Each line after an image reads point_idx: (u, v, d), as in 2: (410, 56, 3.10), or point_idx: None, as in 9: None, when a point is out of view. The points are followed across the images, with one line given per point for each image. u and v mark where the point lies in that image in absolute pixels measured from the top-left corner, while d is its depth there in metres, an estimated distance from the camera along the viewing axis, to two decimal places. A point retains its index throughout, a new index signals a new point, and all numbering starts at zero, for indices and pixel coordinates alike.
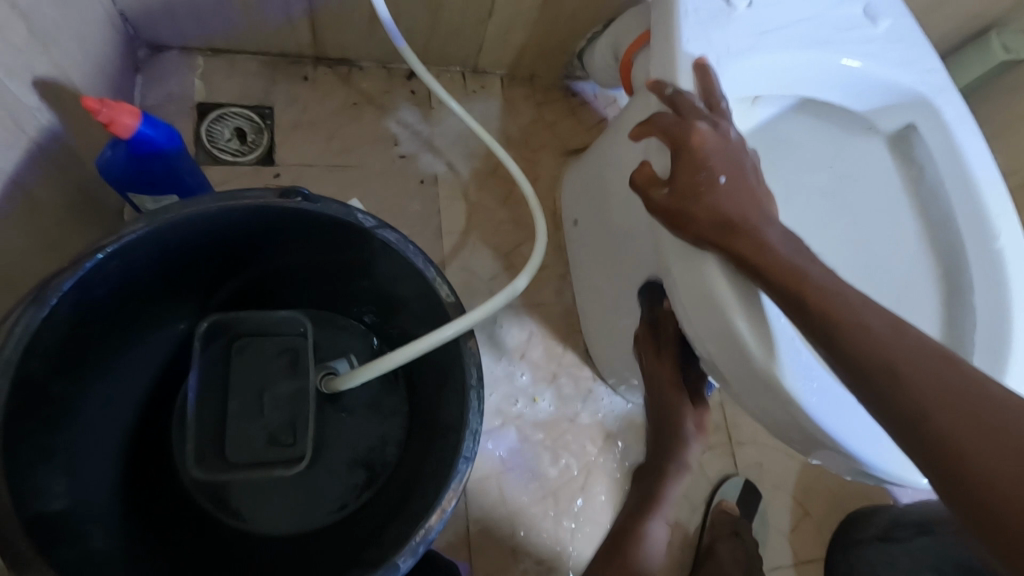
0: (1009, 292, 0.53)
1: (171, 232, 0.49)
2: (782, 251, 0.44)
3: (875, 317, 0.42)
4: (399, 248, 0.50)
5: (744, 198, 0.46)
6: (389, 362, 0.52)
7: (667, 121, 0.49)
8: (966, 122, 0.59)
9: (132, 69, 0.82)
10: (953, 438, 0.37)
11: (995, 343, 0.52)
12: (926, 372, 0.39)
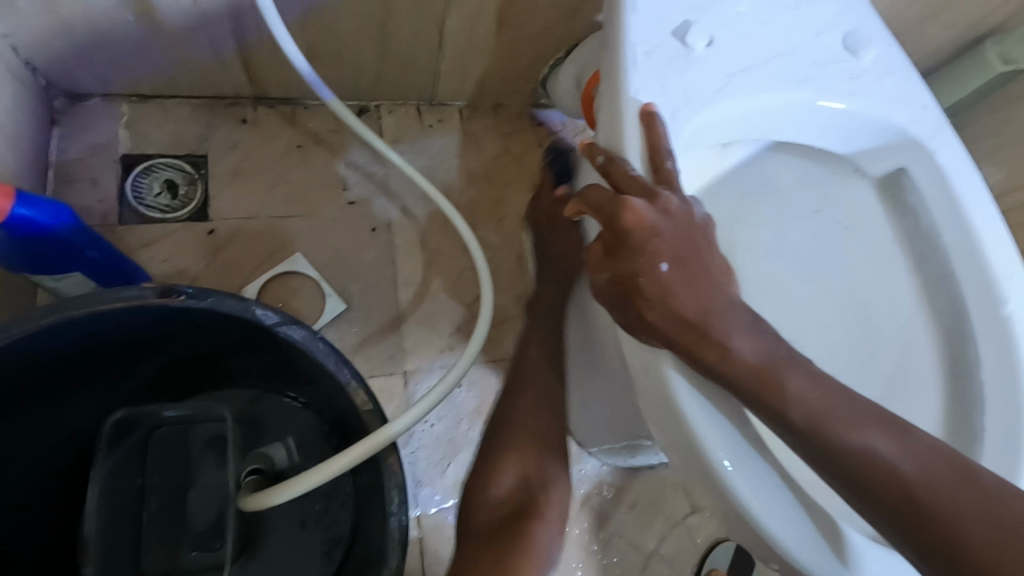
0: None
1: (34, 342, 0.41)
2: (751, 354, 0.38)
3: (875, 425, 0.38)
4: (307, 347, 0.43)
5: (698, 284, 0.39)
6: (308, 479, 0.45)
7: (599, 197, 0.41)
8: (966, 167, 0.52)
9: (47, 122, 0.75)
10: (987, 568, 0.33)
11: (1009, 429, 0.45)
12: (941, 485, 0.35)
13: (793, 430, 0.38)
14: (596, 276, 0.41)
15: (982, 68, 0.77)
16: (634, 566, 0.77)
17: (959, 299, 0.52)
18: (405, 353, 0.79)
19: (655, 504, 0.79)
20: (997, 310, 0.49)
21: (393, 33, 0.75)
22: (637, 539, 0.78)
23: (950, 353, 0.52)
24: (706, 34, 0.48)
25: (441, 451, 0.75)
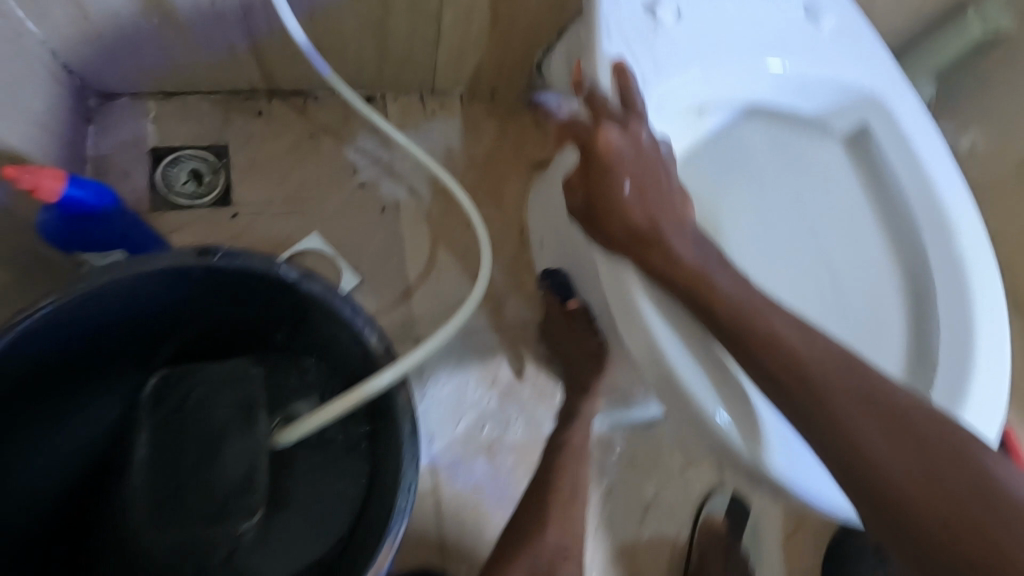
0: (977, 308, 0.52)
1: (87, 301, 0.47)
2: (689, 259, 0.47)
3: (786, 326, 0.45)
4: (325, 298, 0.49)
5: (654, 204, 0.48)
6: (324, 416, 0.50)
7: (580, 124, 0.49)
8: (917, 115, 0.58)
9: (83, 120, 0.82)
10: (863, 437, 0.41)
11: (957, 345, 0.51)
12: (833, 375, 0.43)
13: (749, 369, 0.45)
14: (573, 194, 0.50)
15: (965, 31, 0.85)
16: (635, 513, 0.82)
17: (921, 244, 0.57)
18: (415, 322, 0.85)
19: (654, 457, 0.85)
20: (953, 251, 0.54)
21: (392, 26, 0.80)
22: (637, 489, 0.83)
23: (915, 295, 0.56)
24: (673, 8, 0.53)
25: (451, 411, 0.81)
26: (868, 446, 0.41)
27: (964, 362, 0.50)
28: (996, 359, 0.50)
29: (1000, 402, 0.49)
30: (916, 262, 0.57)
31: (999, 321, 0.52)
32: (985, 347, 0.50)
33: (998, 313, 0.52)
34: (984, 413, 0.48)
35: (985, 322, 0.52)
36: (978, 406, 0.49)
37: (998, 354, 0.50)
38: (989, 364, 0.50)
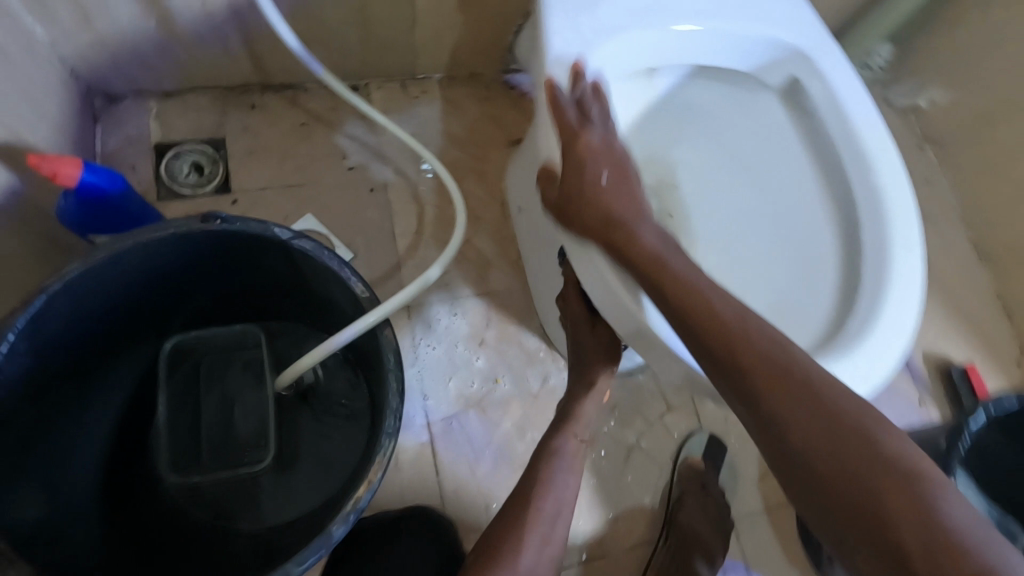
0: (893, 269, 0.55)
1: (110, 268, 0.53)
2: (650, 243, 0.51)
3: (724, 304, 0.48)
4: (315, 254, 0.56)
5: (626, 196, 0.54)
6: (314, 356, 0.57)
7: (564, 119, 0.55)
8: (846, 71, 0.62)
9: (91, 119, 0.89)
10: (781, 410, 0.44)
11: (876, 274, 0.55)
12: (760, 352, 0.45)
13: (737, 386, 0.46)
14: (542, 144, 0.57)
15: None
16: (618, 457, 0.89)
17: (851, 194, 0.60)
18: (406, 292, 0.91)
19: (635, 406, 0.91)
20: (876, 196, 0.58)
21: (370, 16, 0.86)
22: (620, 435, 0.89)
23: (847, 241, 0.60)
24: None
25: (443, 370, 0.87)
26: (784, 420, 0.43)
27: (859, 329, 0.53)
28: (898, 326, 0.53)
29: (884, 369, 0.51)
30: (849, 214, 0.61)
31: (914, 284, 0.54)
32: (893, 304, 0.53)
33: (908, 286, 0.54)
34: (861, 373, 0.50)
35: (899, 280, 0.54)
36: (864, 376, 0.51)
37: (903, 322, 0.53)
38: (884, 336, 0.52)
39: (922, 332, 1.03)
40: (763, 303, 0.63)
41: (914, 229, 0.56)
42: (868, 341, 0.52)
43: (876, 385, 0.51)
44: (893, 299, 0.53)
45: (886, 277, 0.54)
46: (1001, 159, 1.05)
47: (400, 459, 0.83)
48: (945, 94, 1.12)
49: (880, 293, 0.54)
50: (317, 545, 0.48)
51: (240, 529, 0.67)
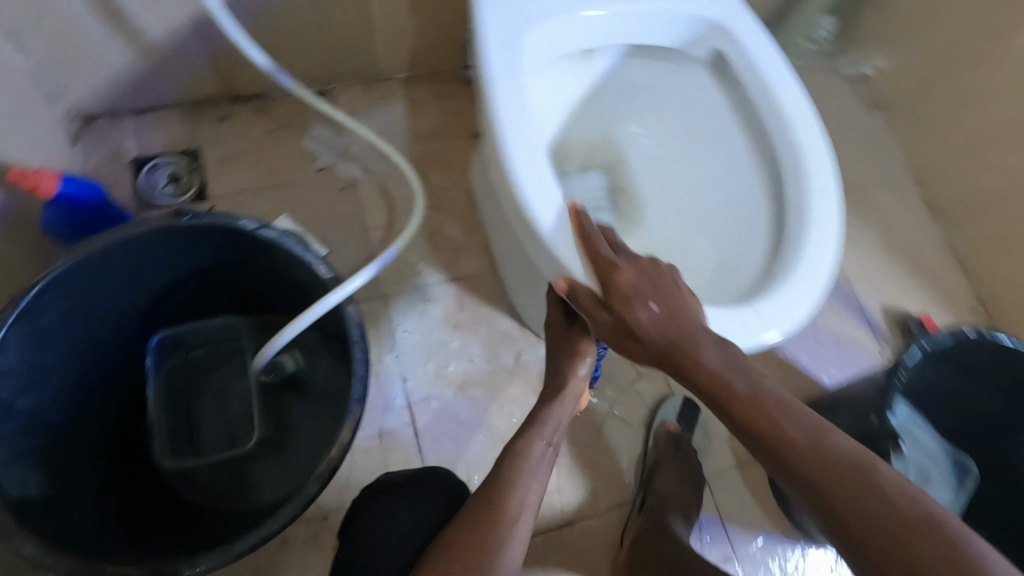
0: (809, 223, 0.59)
1: (92, 265, 0.57)
2: (710, 359, 0.48)
3: (723, 363, 0.48)
4: (280, 241, 0.60)
5: (675, 321, 0.50)
6: (286, 335, 0.62)
7: (601, 254, 0.53)
8: (763, 40, 0.66)
9: (71, 140, 0.93)
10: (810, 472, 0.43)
11: (797, 220, 0.60)
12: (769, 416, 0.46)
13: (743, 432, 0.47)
14: (486, 127, 0.63)
15: None
16: (593, 425, 0.93)
17: (775, 155, 0.65)
18: (380, 282, 0.95)
19: (606, 374, 0.95)
20: (794, 156, 0.62)
21: (329, 23, 0.90)
22: (594, 403, 0.94)
23: (775, 200, 0.65)
24: None
25: (419, 352, 0.92)
26: (817, 479, 0.43)
27: (775, 283, 0.57)
28: (811, 278, 0.57)
29: (796, 318, 0.55)
30: (776, 170, 0.66)
31: (831, 237, 0.59)
32: (809, 256, 0.58)
33: (825, 240, 0.58)
34: (778, 317, 0.55)
35: (816, 234, 0.59)
36: (773, 328, 0.54)
37: (818, 274, 0.57)
38: (796, 288, 0.56)
39: (878, 287, 1.08)
40: (709, 261, 0.69)
41: (830, 176, 0.61)
42: (780, 293, 0.56)
43: (787, 333, 0.55)
44: (810, 250, 0.58)
45: (804, 231, 0.59)
46: (945, 118, 1.10)
47: (383, 439, 0.88)
48: (889, 60, 1.17)
49: (799, 245, 0.58)
50: (296, 502, 0.52)
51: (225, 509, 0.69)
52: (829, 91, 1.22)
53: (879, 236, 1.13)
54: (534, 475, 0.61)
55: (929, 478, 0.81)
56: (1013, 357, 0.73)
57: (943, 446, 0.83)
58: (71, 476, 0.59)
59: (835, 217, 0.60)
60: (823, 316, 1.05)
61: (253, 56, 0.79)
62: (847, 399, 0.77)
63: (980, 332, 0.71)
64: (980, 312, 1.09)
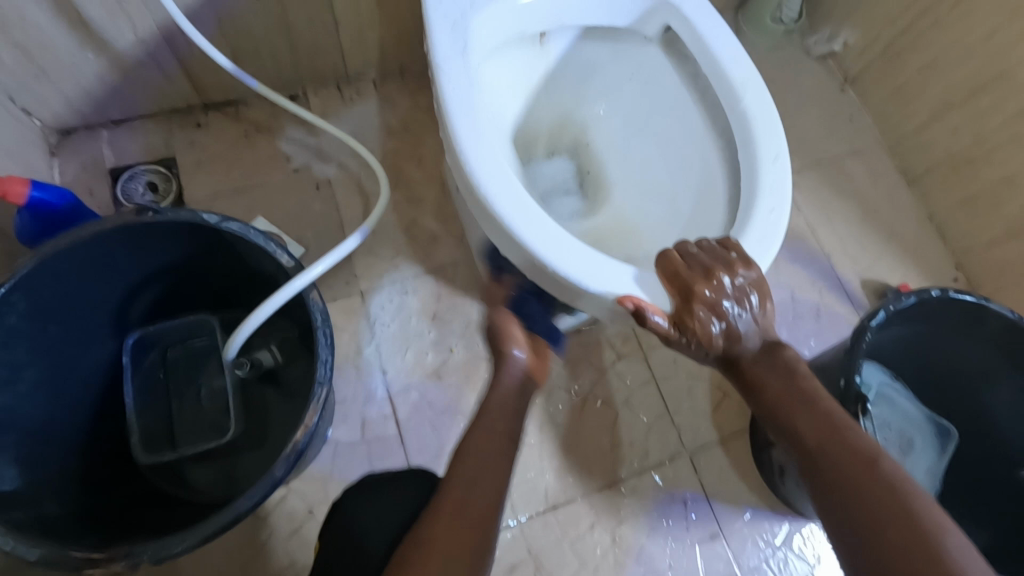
0: (759, 187, 0.60)
1: (59, 263, 0.59)
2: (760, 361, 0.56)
3: (773, 372, 0.56)
4: (242, 233, 0.61)
5: (743, 337, 0.55)
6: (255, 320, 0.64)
7: (692, 274, 0.54)
8: (709, 14, 0.67)
9: (48, 153, 0.95)
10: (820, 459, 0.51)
11: (749, 184, 0.61)
12: (800, 412, 0.53)
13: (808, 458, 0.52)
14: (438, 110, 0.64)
15: None
16: (574, 408, 0.93)
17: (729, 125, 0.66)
18: (358, 277, 0.96)
19: (585, 357, 0.96)
20: (743, 123, 0.63)
21: (293, 25, 0.92)
22: (574, 387, 0.94)
23: (730, 169, 0.66)
24: None
25: (398, 344, 0.93)
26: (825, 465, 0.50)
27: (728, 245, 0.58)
28: (761, 240, 0.57)
29: None
30: (729, 139, 0.67)
31: (781, 200, 0.59)
32: (760, 219, 0.58)
33: (776, 202, 0.59)
34: None
35: (765, 197, 0.59)
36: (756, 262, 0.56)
37: (772, 234, 0.58)
38: (753, 247, 0.57)
39: (855, 259, 1.09)
40: (671, 231, 0.70)
41: (780, 140, 0.62)
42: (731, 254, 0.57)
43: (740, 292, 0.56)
44: (760, 213, 0.59)
45: (754, 195, 0.60)
46: (912, 88, 1.10)
47: (365, 430, 0.88)
48: (855, 34, 1.18)
49: (749, 209, 0.59)
50: (261, 483, 0.54)
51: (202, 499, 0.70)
52: (798, 70, 1.22)
53: (854, 210, 1.13)
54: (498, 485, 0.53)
55: (910, 443, 0.81)
56: (980, 313, 0.74)
57: (923, 411, 0.84)
58: (45, 471, 0.61)
59: (785, 182, 0.60)
60: (802, 290, 1.06)
61: (217, 58, 0.81)
62: (820, 367, 0.77)
63: (943, 291, 0.73)
64: (959, 276, 1.11)
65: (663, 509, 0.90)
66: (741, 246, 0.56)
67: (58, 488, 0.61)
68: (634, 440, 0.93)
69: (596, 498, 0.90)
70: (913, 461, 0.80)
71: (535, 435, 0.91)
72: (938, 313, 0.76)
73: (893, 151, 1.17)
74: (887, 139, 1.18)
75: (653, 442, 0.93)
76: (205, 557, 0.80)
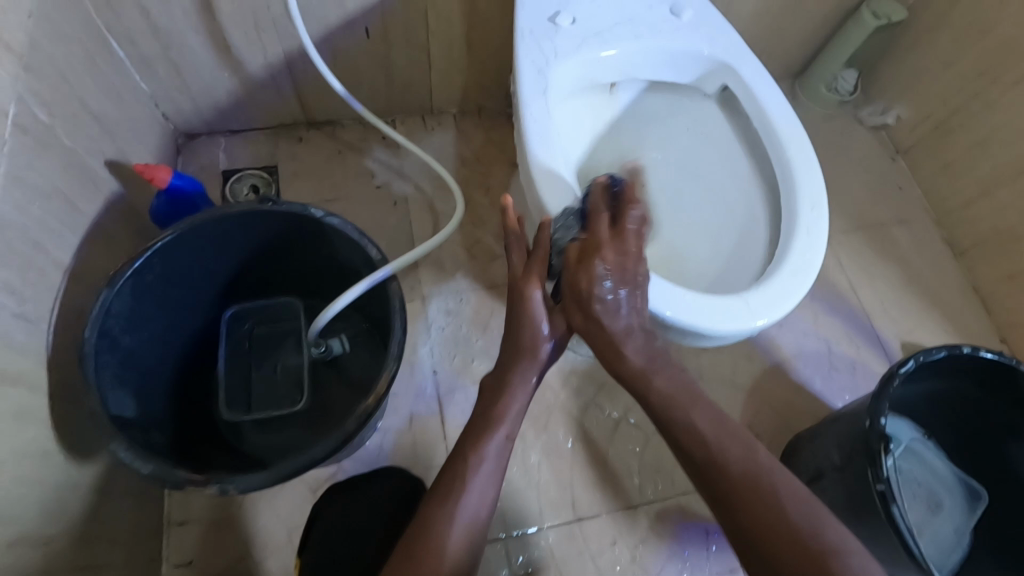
0: (797, 229, 0.67)
1: (190, 236, 0.70)
2: (670, 389, 0.58)
3: (702, 413, 0.57)
4: (341, 227, 0.72)
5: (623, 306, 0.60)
6: (339, 305, 0.73)
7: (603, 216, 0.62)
8: (764, 80, 0.76)
9: (175, 153, 1.11)
10: (730, 500, 0.52)
11: (790, 226, 0.68)
12: (713, 453, 0.54)
13: (717, 501, 0.53)
14: (517, 141, 0.74)
15: (861, 23, 1.12)
16: (606, 428, 0.98)
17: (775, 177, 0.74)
18: (421, 285, 1.06)
19: (621, 382, 1.02)
20: (787, 173, 0.71)
21: (394, 62, 1.06)
22: (609, 409, 1.00)
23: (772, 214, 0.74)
24: (570, 16, 0.75)
25: (448, 348, 1.01)
26: (740, 507, 0.52)
27: (765, 277, 0.65)
28: (794, 277, 0.64)
29: (781, 308, 0.63)
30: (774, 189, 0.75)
31: (816, 243, 0.66)
32: (795, 259, 0.65)
33: (812, 243, 0.66)
34: (768, 305, 0.63)
35: (802, 240, 0.66)
36: (788, 297, 0.63)
37: (804, 272, 0.65)
38: (785, 281, 0.64)
39: (896, 320, 1.12)
40: (712, 265, 0.78)
41: (820, 190, 0.69)
42: (766, 286, 0.64)
43: (773, 320, 0.63)
44: (796, 253, 0.66)
45: (791, 238, 0.67)
46: (961, 162, 1.15)
47: (411, 424, 0.96)
48: (909, 109, 1.24)
49: (785, 249, 0.66)
50: (333, 437, 0.62)
51: (264, 456, 0.79)
52: (850, 139, 1.29)
53: (897, 274, 1.16)
54: (493, 457, 0.56)
55: (939, 503, 0.83)
56: (1012, 373, 0.78)
57: (955, 471, 0.85)
58: (148, 408, 0.71)
59: (821, 228, 0.67)
60: (840, 344, 1.09)
61: (330, 83, 0.95)
62: (848, 411, 0.81)
63: (974, 348, 0.77)
64: (1004, 347, 1.12)
65: (685, 538, 0.93)
66: (774, 286, 0.64)
67: (157, 424, 0.72)
68: (662, 466, 0.97)
69: (621, 517, 0.94)
70: (938, 522, 0.82)
71: (568, 449, 0.97)
72: (967, 369, 0.80)
73: (942, 221, 1.21)
74: (936, 210, 1.22)
75: (680, 470, 0.97)
76: (259, 518, 0.88)
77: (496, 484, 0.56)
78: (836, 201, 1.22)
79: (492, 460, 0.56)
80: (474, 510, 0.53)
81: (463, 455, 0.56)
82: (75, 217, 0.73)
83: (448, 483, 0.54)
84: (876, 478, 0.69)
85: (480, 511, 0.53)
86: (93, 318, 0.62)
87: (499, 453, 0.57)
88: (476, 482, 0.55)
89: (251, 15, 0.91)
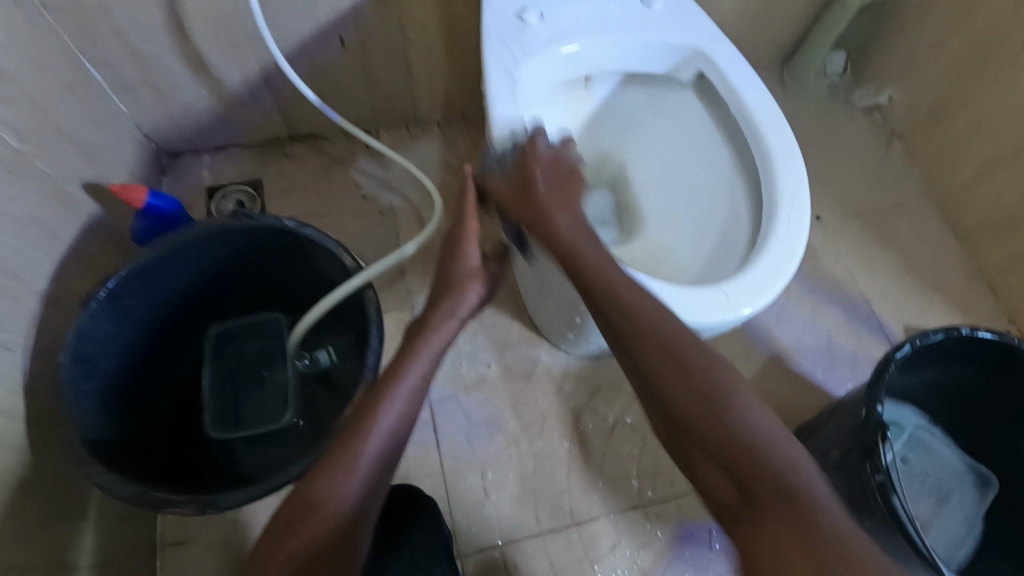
0: (776, 217, 0.65)
1: (163, 256, 0.70)
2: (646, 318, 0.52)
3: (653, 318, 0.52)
4: (316, 238, 0.71)
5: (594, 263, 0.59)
6: (318, 311, 0.72)
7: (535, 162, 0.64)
8: (740, 66, 0.74)
9: (160, 173, 1.11)
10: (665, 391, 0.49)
11: (770, 212, 0.66)
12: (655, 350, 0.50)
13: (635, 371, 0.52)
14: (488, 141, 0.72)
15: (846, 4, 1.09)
16: (603, 432, 0.96)
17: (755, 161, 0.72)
18: (410, 293, 1.05)
19: (617, 383, 1.00)
20: (766, 157, 0.69)
21: (372, 72, 1.05)
22: (604, 412, 0.98)
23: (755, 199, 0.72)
24: (538, 12, 0.73)
25: None
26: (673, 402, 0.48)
27: (746, 266, 0.63)
28: (775, 266, 0.62)
29: (762, 297, 0.61)
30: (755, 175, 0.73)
31: (797, 230, 0.64)
32: (776, 247, 0.63)
33: (793, 230, 0.64)
34: (750, 295, 0.61)
35: (782, 228, 0.64)
36: (770, 286, 0.61)
37: (786, 259, 0.63)
38: (764, 270, 0.62)
39: (898, 308, 1.09)
40: (697, 257, 0.76)
41: (800, 174, 0.68)
42: (747, 276, 0.62)
43: (754, 309, 0.61)
44: (776, 240, 0.64)
45: (772, 227, 0.65)
46: (957, 145, 1.12)
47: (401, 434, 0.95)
48: (902, 92, 1.21)
49: (766, 238, 0.64)
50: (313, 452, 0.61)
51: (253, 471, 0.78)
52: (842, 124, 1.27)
53: (897, 261, 1.13)
54: (397, 402, 0.51)
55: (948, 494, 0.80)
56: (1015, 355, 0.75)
57: (965, 461, 0.82)
58: (129, 432, 0.71)
59: (801, 215, 0.65)
60: (840, 335, 1.06)
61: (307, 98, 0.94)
62: (847, 401, 0.78)
63: (972, 330, 0.74)
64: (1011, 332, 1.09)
65: (685, 541, 0.91)
66: (754, 275, 0.62)
67: (140, 446, 0.71)
68: (661, 467, 0.95)
69: (619, 520, 0.91)
70: (949, 514, 0.79)
71: (564, 452, 0.95)
72: (969, 351, 0.77)
73: (940, 204, 1.18)
74: (935, 193, 1.19)
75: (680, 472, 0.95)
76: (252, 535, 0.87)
77: (407, 427, 0.51)
78: (831, 188, 1.20)
79: (403, 400, 0.51)
80: (375, 457, 0.48)
81: (374, 399, 0.52)
82: (51, 240, 0.73)
83: (348, 433, 0.49)
84: (874, 468, 0.67)
85: (383, 454, 0.49)
86: (68, 343, 0.62)
87: (407, 400, 0.52)
88: (382, 425, 0.50)
89: (226, 35, 0.91)
